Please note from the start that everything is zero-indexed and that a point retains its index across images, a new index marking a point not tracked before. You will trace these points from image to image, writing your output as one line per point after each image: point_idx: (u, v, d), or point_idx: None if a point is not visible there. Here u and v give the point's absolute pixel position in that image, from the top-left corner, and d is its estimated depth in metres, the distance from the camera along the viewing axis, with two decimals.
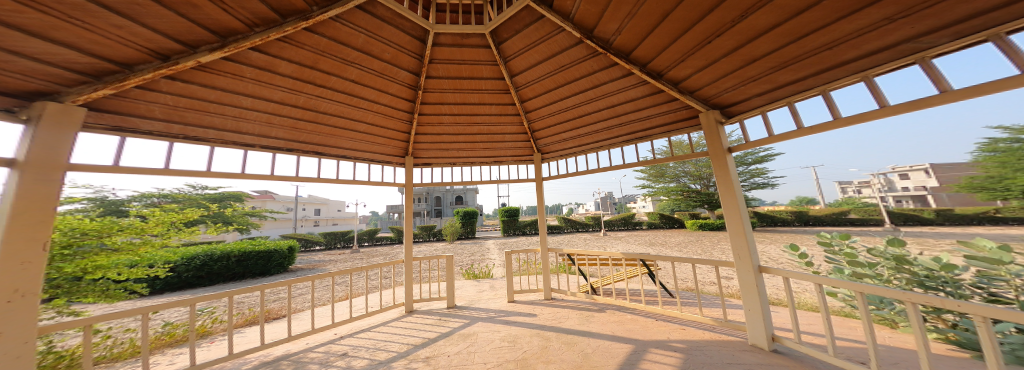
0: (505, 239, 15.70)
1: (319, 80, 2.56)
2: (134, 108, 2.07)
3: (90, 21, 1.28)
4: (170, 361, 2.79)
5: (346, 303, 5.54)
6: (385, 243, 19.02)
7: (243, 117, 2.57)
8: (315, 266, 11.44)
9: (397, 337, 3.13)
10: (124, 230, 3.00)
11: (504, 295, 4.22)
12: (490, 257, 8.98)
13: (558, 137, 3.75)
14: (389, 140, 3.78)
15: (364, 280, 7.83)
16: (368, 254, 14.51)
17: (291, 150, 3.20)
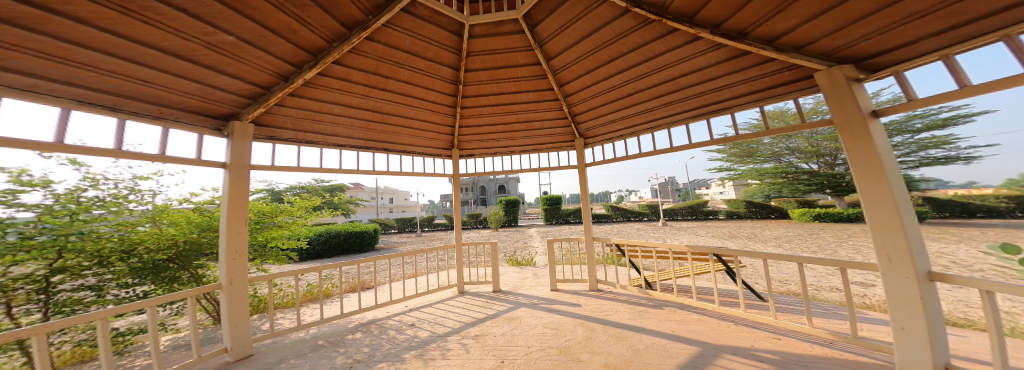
0: (548, 228, 15.71)
1: (381, 84, 2.85)
2: (272, 120, 2.68)
3: (244, 55, 1.78)
4: (312, 314, 3.86)
5: (408, 281, 6.32)
6: (440, 229, 20.92)
7: (336, 122, 3.07)
8: (390, 246, 13.40)
9: (451, 315, 3.46)
10: (284, 212, 3.93)
11: (547, 284, 4.25)
12: (532, 245, 9.11)
13: (603, 118, 3.47)
14: (439, 134, 4.06)
15: (422, 262, 8.79)
16: (426, 238, 16.24)
17: (369, 148, 3.67)
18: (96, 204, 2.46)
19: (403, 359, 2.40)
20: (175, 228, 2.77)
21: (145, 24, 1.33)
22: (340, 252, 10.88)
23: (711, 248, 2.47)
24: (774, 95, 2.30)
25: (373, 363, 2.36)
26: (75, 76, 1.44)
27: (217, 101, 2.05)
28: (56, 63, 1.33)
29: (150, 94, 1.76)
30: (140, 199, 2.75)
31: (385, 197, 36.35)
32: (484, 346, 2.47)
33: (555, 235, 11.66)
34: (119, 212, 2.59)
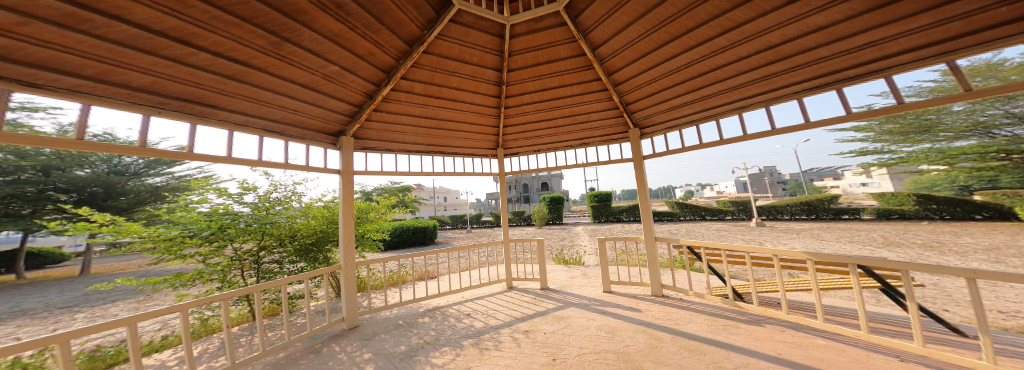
0: (596, 226, 14.92)
1: (435, 93, 3.13)
2: (361, 133, 3.31)
3: (341, 81, 2.43)
4: (395, 297, 5.07)
5: (461, 274, 6.85)
6: (488, 226, 21.82)
7: (404, 131, 3.55)
8: (445, 241, 14.64)
9: (502, 309, 3.59)
10: (375, 208, 4.98)
11: (599, 285, 4.02)
12: (581, 244, 8.74)
13: (666, 104, 3.02)
14: (486, 134, 4.22)
15: (472, 258, 9.37)
16: (476, 234, 17.22)
17: (429, 152, 4.07)
18: (277, 203, 3.70)
19: (462, 346, 2.61)
20: (314, 220, 3.91)
21: (289, 68, 2.05)
22: (409, 244, 12.57)
23: (854, 258, 1.87)
24: (972, 45, 1.59)
25: (438, 346, 2.63)
26: (261, 110, 2.31)
27: (331, 121, 2.85)
28: (254, 103, 2.19)
29: (295, 120, 2.59)
30: (298, 199, 3.91)
31: (439, 196, 39.91)
32: (534, 342, 2.50)
33: (606, 234, 10.96)
34: (288, 207, 3.80)
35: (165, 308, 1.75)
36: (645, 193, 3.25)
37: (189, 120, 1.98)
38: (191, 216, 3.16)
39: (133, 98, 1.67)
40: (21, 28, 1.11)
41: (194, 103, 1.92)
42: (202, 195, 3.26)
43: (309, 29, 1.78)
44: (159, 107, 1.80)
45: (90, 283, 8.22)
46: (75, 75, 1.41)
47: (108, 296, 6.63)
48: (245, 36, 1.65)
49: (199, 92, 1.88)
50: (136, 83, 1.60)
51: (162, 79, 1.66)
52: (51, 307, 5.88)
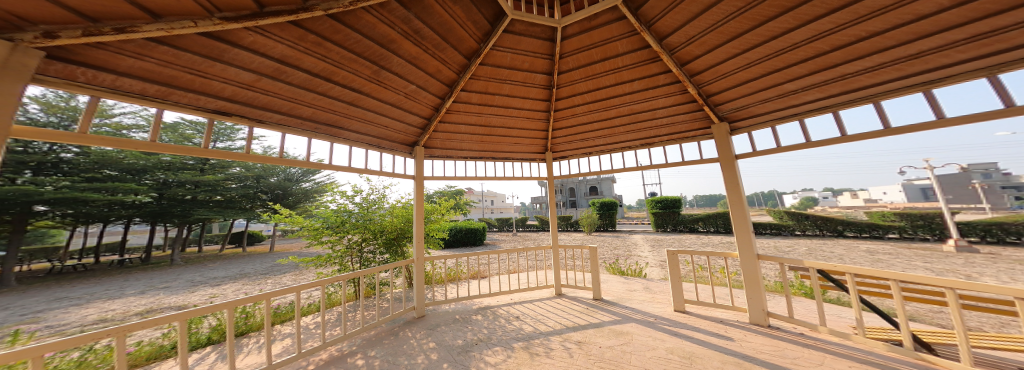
0: (661, 236, 13.21)
1: (489, 101, 3.27)
2: (432, 143, 3.75)
3: (416, 99, 2.83)
4: (453, 292, 5.54)
5: (509, 277, 6.95)
6: (533, 230, 21.73)
7: (466, 138, 3.82)
8: (492, 243, 15.25)
9: (551, 315, 3.49)
10: (439, 209, 5.53)
11: (666, 302, 3.52)
12: (640, 255, 7.85)
13: (774, 90, 2.38)
14: (536, 139, 4.22)
15: (521, 263, 9.38)
16: (523, 238, 17.38)
17: (482, 157, 4.31)
18: (372, 204, 4.47)
19: (512, 348, 2.62)
20: (394, 218, 4.54)
21: (384, 91, 2.56)
22: (461, 244, 13.48)
23: None
24: None
25: (490, 345, 2.71)
26: (369, 129, 2.99)
27: (408, 134, 3.35)
28: (364, 122, 2.85)
29: (386, 135, 3.19)
30: (385, 200, 4.63)
31: (487, 199, 42.22)
32: (589, 355, 2.34)
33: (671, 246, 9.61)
34: (380, 207, 4.55)
35: (313, 283, 2.26)
36: (742, 206, 2.71)
37: (329, 139, 2.79)
38: (325, 213, 4.20)
39: (303, 126, 2.55)
40: (257, 83, 1.99)
41: (331, 126, 2.71)
42: (332, 196, 4.32)
43: (395, 54, 2.19)
44: (314, 131, 2.65)
45: (270, 257, 11.57)
46: (280, 112, 2.33)
47: (257, 269, 9.04)
48: (351, 68, 2.20)
49: (334, 117, 2.62)
50: (305, 113, 2.44)
51: (317, 109, 2.45)
52: (255, 272, 8.42)
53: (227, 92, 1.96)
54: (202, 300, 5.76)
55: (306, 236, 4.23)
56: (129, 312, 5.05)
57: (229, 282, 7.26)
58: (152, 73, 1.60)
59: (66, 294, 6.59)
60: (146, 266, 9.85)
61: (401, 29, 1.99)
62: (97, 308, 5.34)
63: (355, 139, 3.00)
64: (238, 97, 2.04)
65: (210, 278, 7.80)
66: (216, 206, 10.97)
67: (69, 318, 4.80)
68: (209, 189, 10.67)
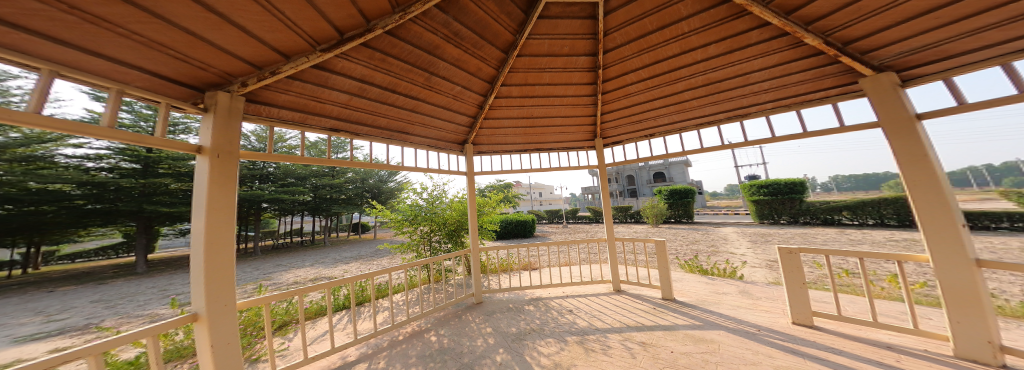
0: (763, 230, 10.69)
1: (530, 93, 3.15)
2: (484, 140, 3.98)
3: (464, 99, 2.99)
4: (507, 282, 5.71)
5: (563, 269, 6.91)
6: (586, 221, 20.82)
7: (512, 133, 3.82)
8: (543, 235, 15.34)
9: (609, 312, 3.26)
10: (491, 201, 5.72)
11: (764, 308, 2.84)
12: (727, 252, 6.57)
13: (967, 24, 1.50)
14: (585, 126, 3.89)
15: (578, 257, 9.07)
16: (574, 229, 16.92)
17: (527, 150, 4.22)
18: (433, 201, 4.93)
19: (566, 341, 2.59)
20: (451, 212, 4.89)
21: (437, 95, 2.80)
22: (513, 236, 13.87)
23: None
24: None
25: (543, 336, 2.72)
26: (430, 133, 3.38)
27: (457, 133, 3.61)
28: (425, 127, 3.22)
29: (440, 135, 3.52)
30: (443, 194, 5.02)
31: (534, 192, 43.09)
32: (656, 358, 2.13)
33: (765, 242, 7.88)
34: (441, 201, 4.98)
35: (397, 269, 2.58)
36: (938, 182, 1.67)
37: (397, 143, 3.22)
38: (404, 207, 4.85)
39: (381, 134, 3.03)
40: (352, 102, 2.43)
41: (399, 133, 3.14)
42: (409, 193, 4.91)
43: (440, 59, 2.33)
44: (389, 137, 3.12)
45: (358, 248, 14.14)
46: (366, 125, 2.84)
47: (347, 259, 10.93)
48: (407, 76, 2.40)
49: (402, 124, 3.01)
50: (382, 122, 2.88)
51: (391, 119, 2.87)
52: (359, 260, 10.44)
53: (335, 113, 2.50)
54: (341, 272, 8.46)
55: (391, 226, 4.91)
56: (316, 276, 8.06)
57: (353, 262, 10.17)
58: (296, 104, 2.24)
59: (279, 262, 11.00)
60: (309, 245, 15.41)
61: (443, 32, 2.05)
62: (295, 273, 8.74)
63: (419, 142, 3.45)
64: (338, 115, 2.54)
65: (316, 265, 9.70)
66: (343, 201, 15.09)
67: (283, 279, 7.81)
68: (336, 189, 14.52)
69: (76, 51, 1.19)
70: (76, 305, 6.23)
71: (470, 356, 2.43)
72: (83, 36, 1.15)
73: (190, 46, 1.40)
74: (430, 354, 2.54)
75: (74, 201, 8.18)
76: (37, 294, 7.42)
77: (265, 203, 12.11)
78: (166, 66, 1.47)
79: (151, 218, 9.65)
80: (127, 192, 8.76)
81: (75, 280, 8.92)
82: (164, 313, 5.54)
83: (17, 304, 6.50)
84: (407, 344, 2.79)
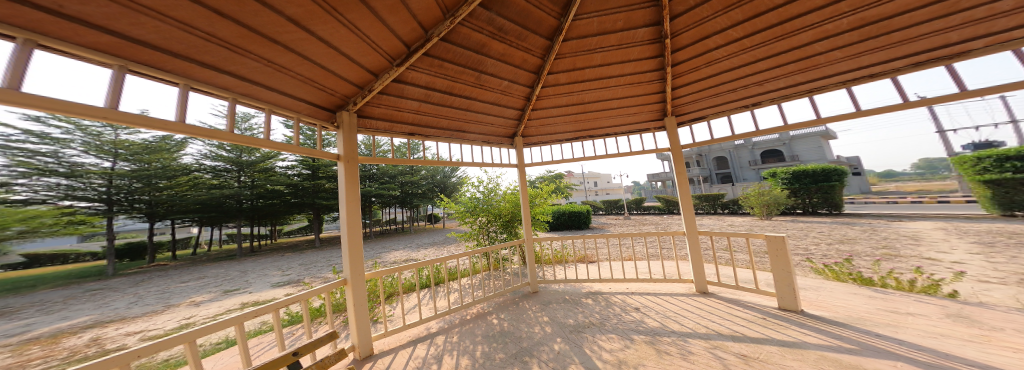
0: (961, 223, 7.50)
1: (578, 78, 3.15)
2: (534, 131, 4.21)
3: (511, 92, 3.27)
4: (565, 273, 5.75)
5: (639, 263, 6.32)
6: (653, 212, 18.71)
7: (556, 120, 3.94)
8: (602, 226, 14.53)
9: (690, 314, 2.94)
10: (541, 194, 5.86)
11: (964, 336, 2.00)
12: (885, 256, 4.85)
13: None
14: (643, 106, 3.58)
15: (656, 251, 8.13)
16: (638, 221, 15.48)
17: (579, 137, 4.26)
18: (488, 194, 5.39)
19: (632, 339, 2.52)
20: (505, 204, 5.29)
21: (488, 92, 3.15)
22: (566, 227, 13.41)
23: None
24: None
25: (604, 331, 2.74)
26: (484, 129, 3.81)
27: (506, 126, 3.94)
28: (479, 122, 3.62)
29: (493, 130, 3.91)
30: (495, 187, 5.45)
31: (590, 181, 40.87)
32: None
33: (943, 242, 5.62)
34: (496, 194, 5.42)
35: (450, 256, 3.37)
36: None
37: (456, 142, 3.72)
38: (465, 199, 5.26)
39: (444, 135, 3.55)
40: (422, 107, 2.94)
41: (457, 132, 3.62)
42: (468, 186, 5.38)
43: (488, 57, 2.63)
44: (450, 136, 3.61)
45: (432, 236, 16.01)
46: (433, 128, 3.38)
47: (425, 245, 12.67)
48: (460, 77, 2.78)
49: (461, 121, 3.47)
50: (444, 124, 3.38)
51: (451, 119, 3.34)
52: (436, 246, 11.98)
53: (410, 118, 3.05)
54: (428, 255, 9.86)
55: (454, 217, 5.38)
56: (407, 258, 9.55)
57: (427, 247, 11.66)
58: (385, 115, 2.87)
59: (388, 244, 13.52)
60: (400, 233, 18.51)
61: (488, 30, 2.33)
62: (396, 253, 10.61)
63: (474, 138, 3.88)
64: (412, 121, 3.12)
65: (402, 250, 11.59)
66: (420, 196, 17.23)
67: (388, 258, 9.64)
68: (412, 184, 16.69)
69: (213, 71, 1.56)
70: (291, 266, 9.53)
71: (529, 341, 2.69)
72: (214, 59, 1.50)
73: (285, 59, 1.72)
74: (492, 335, 2.91)
75: (286, 196, 12.29)
76: (255, 260, 11.32)
77: (371, 197, 14.92)
78: (273, 78, 1.84)
79: (320, 208, 13.45)
80: (306, 189, 12.47)
81: (284, 250, 13.55)
82: (329, 276, 7.79)
83: (264, 264, 10.45)
84: (473, 324, 3.25)
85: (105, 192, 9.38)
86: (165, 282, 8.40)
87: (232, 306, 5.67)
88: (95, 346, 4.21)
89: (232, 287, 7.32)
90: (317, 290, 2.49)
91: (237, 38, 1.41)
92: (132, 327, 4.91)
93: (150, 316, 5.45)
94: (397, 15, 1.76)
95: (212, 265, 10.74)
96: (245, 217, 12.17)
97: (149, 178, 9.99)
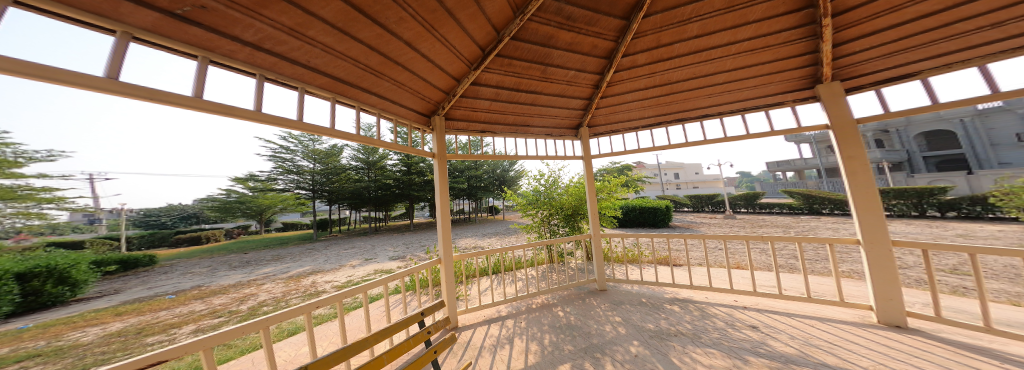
0: None
1: (665, 55, 2.75)
2: (601, 121, 3.87)
3: (581, 82, 3.14)
4: (640, 275, 5.23)
5: (764, 275, 4.89)
6: (771, 212, 14.53)
7: (632, 107, 3.53)
8: (691, 225, 12.30)
9: (848, 346, 2.15)
10: (606, 188, 5.66)
11: None
12: None
13: None
14: (771, 76, 2.78)
15: (792, 261, 6.13)
16: (743, 222, 12.34)
17: (660, 123, 3.65)
18: (549, 186, 5.52)
19: (746, 361, 2.06)
20: (568, 197, 5.39)
21: (553, 85, 3.09)
22: (638, 225, 12.00)
23: None
24: None
25: (700, 344, 2.34)
26: (552, 123, 3.73)
27: (574, 118, 3.74)
28: (545, 117, 3.57)
29: (559, 123, 3.79)
30: (555, 179, 5.55)
31: (670, 173, 35.16)
32: None
33: None
34: (558, 187, 5.54)
35: (520, 245, 3.64)
36: None
37: (524, 137, 3.73)
38: (525, 193, 5.61)
39: (512, 130, 3.59)
40: (494, 105, 3.10)
41: (523, 128, 3.63)
42: (527, 180, 5.67)
43: (555, 48, 2.59)
44: (517, 131, 3.62)
45: (496, 226, 17.02)
46: (502, 125, 3.49)
47: (495, 233, 13.74)
48: (529, 72, 2.82)
49: (530, 116, 3.47)
50: (515, 120, 3.46)
51: (518, 115, 3.39)
52: (501, 235, 12.86)
53: (478, 116, 3.24)
54: (495, 243, 10.72)
55: (517, 209, 5.80)
56: (478, 244, 10.60)
57: (492, 236, 12.62)
58: (463, 115, 3.16)
59: (466, 232, 15.23)
60: (469, 222, 20.52)
61: (556, 21, 2.32)
62: (470, 240, 11.93)
63: (542, 132, 3.81)
64: (486, 119, 3.32)
65: (473, 237, 12.96)
66: (490, 188, 18.68)
67: (461, 244, 10.93)
68: (482, 178, 18.18)
69: (353, 89, 2.07)
70: (398, 244, 12.00)
71: (599, 339, 2.56)
72: (352, 77, 1.99)
73: (390, 70, 2.12)
74: (559, 326, 2.89)
75: (393, 188, 15.10)
76: (373, 238, 14.72)
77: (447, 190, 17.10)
78: (381, 89, 2.26)
79: (417, 197, 16.11)
80: (405, 183, 15.25)
81: (393, 231, 17.05)
82: (423, 255, 9.44)
83: (387, 240, 13.48)
84: (539, 313, 3.30)
85: (312, 184, 14.20)
86: (335, 248, 11.92)
87: (366, 271, 7.61)
88: (311, 287, 6.36)
89: (366, 257, 9.70)
90: (420, 266, 2.94)
91: (378, 64, 1.99)
92: (329, 277, 7.22)
93: (334, 271, 7.89)
94: (476, 22, 2.05)
95: (353, 239, 14.54)
96: (372, 203, 15.40)
97: (330, 174, 14.29)
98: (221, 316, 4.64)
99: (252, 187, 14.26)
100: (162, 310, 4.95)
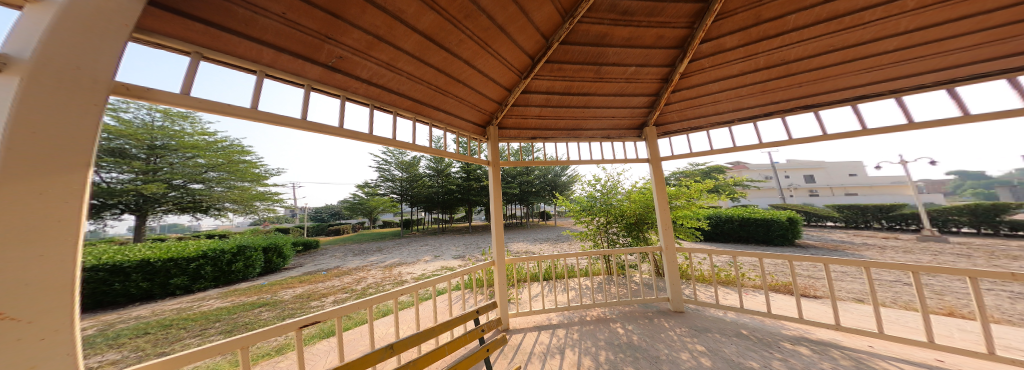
0: None
1: (774, 31, 2.42)
2: (670, 118, 3.65)
3: (635, 78, 3.09)
4: (724, 297, 4.70)
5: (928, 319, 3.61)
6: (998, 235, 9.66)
7: (718, 100, 3.24)
8: (832, 245, 9.68)
9: None
10: (683, 195, 5.34)
11: None
12: None
13: None
14: (1003, 29, 2.09)
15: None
16: (903, 246, 9.04)
17: (770, 113, 3.19)
18: (607, 191, 5.73)
19: None
20: (629, 203, 5.46)
21: (608, 84, 3.13)
22: (740, 238, 10.40)
23: None
24: None
25: None
26: (612, 124, 3.73)
27: (634, 117, 3.65)
28: (599, 119, 3.61)
29: (618, 124, 3.74)
30: (610, 185, 5.72)
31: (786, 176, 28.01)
32: None
33: None
34: (617, 192, 5.68)
35: (569, 253, 4.03)
36: None
37: (573, 140, 3.85)
38: (579, 199, 6.01)
39: (560, 133, 3.76)
40: (543, 110, 3.36)
41: (573, 131, 3.75)
42: (580, 185, 5.98)
43: (611, 45, 2.65)
44: (566, 134, 3.76)
45: (548, 232, 17.39)
46: (552, 130, 3.71)
47: (561, 239, 13.89)
48: (580, 74, 2.96)
49: (576, 120, 3.59)
50: (560, 124, 3.61)
51: (564, 119, 3.52)
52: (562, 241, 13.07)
53: (529, 123, 3.54)
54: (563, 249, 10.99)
55: (571, 215, 6.23)
56: (541, 249, 11.15)
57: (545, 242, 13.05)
58: (514, 123, 3.52)
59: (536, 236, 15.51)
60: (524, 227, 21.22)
61: (610, 17, 2.39)
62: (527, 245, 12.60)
63: (596, 135, 3.85)
64: (535, 125, 3.61)
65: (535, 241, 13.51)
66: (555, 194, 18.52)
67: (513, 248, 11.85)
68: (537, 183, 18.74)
69: (428, 107, 2.68)
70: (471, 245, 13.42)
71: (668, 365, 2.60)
72: (427, 97, 2.58)
73: (456, 88, 2.65)
74: (619, 344, 3.05)
75: (456, 193, 17.25)
76: (449, 238, 16.67)
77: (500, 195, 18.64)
78: (450, 105, 2.83)
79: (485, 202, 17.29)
80: (465, 188, 17.31)
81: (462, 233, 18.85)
82: (479, 255, 10.65)
83: (459, 241, 15.15)
84: (595, 327, 3.54)
85: (400, 188, 17.56)
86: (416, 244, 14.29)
87: (437, 266, 9.16)
88: (395, 277, 8.11)
89: (434, 254, 11.57)
90: (476, 267, 3.72)
91: (443, 83, 2.53)
92: (410, 268, 9.11)
93: (413, 264, 9.81)
94: (525, 33, 2.34)
95: (430, 238, 16.92)
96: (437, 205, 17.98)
97: (411, 181, 17.48)
98: (344, 292, 6.59)
99: (366, 192, 18.12)
100: (319, 282, 7.32)
